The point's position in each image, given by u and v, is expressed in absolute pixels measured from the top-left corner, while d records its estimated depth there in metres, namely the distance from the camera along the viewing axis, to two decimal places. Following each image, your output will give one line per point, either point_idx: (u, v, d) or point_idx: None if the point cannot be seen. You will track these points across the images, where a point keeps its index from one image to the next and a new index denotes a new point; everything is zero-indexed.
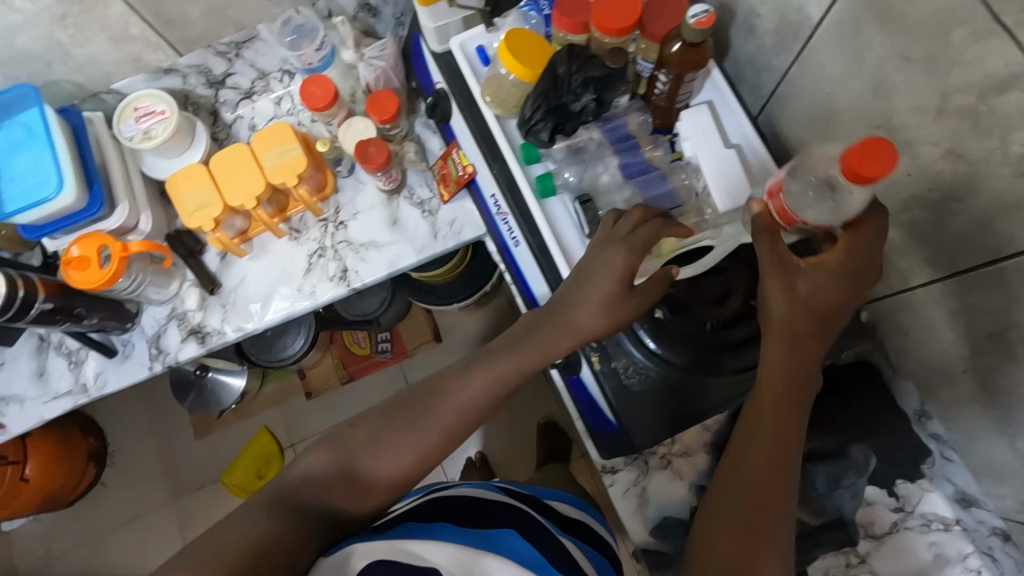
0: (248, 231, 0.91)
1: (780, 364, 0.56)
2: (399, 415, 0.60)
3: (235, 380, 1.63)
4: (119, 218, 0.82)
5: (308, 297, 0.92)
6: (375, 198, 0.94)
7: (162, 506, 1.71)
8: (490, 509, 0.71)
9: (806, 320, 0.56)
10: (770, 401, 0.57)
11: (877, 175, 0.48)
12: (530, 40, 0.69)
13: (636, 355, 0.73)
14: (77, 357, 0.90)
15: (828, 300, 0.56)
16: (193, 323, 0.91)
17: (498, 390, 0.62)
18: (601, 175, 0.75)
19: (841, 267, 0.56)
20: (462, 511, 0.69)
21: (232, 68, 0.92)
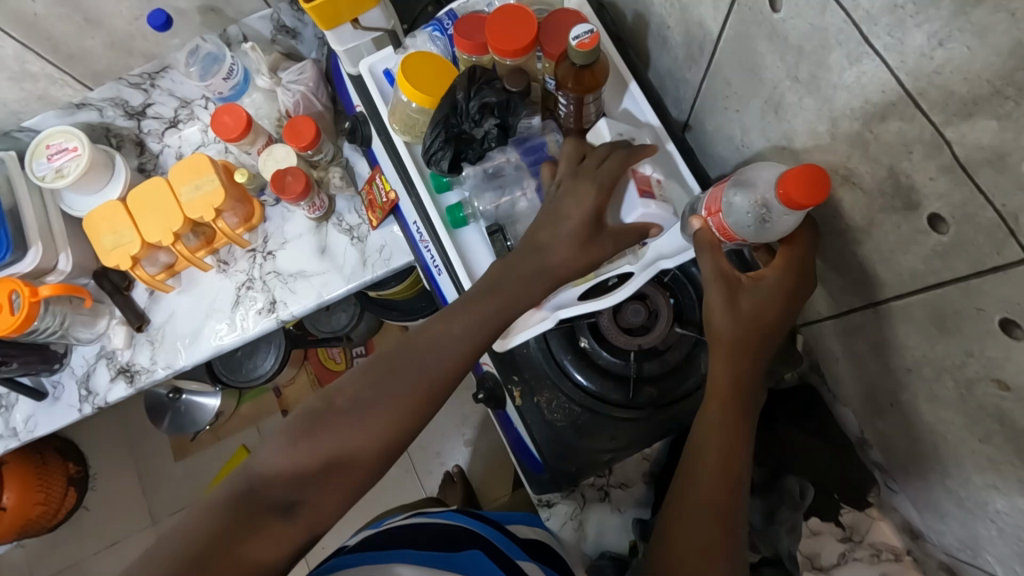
0: (173, 266, 0.89)
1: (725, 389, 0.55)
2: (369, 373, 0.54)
3: (210, 400, 1.60)
4: (32, 261, 0.80)
5: (236, 332, 0.89)
6: (303, 225, 0.91)
7: (142, 529, 1.71)
8: (453, 530, 0.68)
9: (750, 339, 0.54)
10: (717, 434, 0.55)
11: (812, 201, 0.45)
12: (429, 64, 0.66)
13: (561, 385, 0.71)
14: (7, 401, 0.88)
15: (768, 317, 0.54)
16: (122, 362, 0.89)
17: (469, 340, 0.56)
18: (518, 200, 0.70)
19: (782, 285, 0.53)
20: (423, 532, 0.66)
21: (151, 98, 0.89)
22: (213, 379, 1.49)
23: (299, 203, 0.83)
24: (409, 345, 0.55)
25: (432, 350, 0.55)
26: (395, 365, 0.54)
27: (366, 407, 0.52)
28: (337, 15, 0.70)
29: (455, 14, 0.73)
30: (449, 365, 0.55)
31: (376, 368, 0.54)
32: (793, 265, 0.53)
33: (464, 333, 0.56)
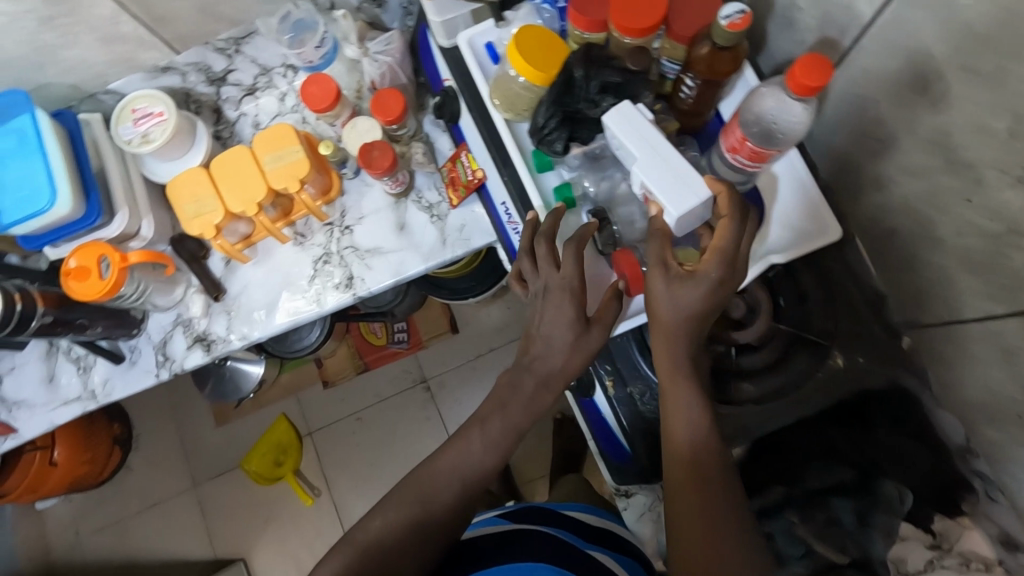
0: (252, 236, 0.88)
1: (669, 363, 0.58)
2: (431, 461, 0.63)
3: (253, 367, 1.60)
4: (119, 226, 0.79)
5: (314, 305, 0.88)
6: (382, 201, 0.89)
7: (184, 491, 1.80)
8: (532, 540, 0.67)
9: (692, 321, 0.57)
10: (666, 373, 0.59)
11: (823, 82, 0.47)
12: (542, 39, 0.64)
13: (654, 380, 0.69)
14: (86, 363, 0.89)
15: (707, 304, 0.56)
16: (198, 330, 0.89)
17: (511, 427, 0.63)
18: (618, 184, 0.69)
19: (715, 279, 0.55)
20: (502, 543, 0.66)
21: (232, 64, 0.89)
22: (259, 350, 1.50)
23: (383, 177, 0.81)
24: (441, 458, 0.63)
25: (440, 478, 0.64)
26: (430, 478, 0.62)
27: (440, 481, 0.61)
28: None
29: None
30: (479, 471, 0.62)
31: (410, 484, 0.61)
32: (728, 254, 0.56)
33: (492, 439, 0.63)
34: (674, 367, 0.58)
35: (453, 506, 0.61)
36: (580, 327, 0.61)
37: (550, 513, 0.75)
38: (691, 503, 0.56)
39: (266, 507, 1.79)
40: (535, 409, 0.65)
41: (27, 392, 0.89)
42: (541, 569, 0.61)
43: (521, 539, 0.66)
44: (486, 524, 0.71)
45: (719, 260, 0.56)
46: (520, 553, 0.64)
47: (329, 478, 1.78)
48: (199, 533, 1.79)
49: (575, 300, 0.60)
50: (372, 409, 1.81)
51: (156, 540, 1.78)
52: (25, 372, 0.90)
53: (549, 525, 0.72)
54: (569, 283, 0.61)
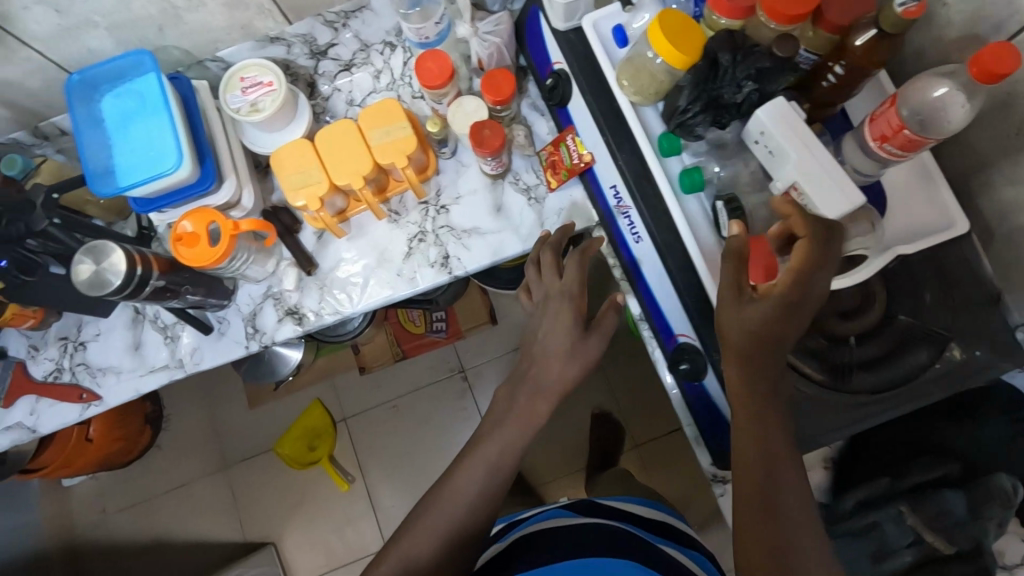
0: (346, 210, 0.88)
1: (740, 389, 0.60)
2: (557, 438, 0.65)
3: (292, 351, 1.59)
4: (226, 193, 0.79)
5: (407, 283, 0.88)
6: (478, 181, 0.90)
7: (213, 473, 1.80)
8: (581, 532, 0.73)
9: (763, 343, 0.58)
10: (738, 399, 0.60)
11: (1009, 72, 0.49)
12: (688, 21, 0.64)
13: None
14: (173, 332, 0.89)
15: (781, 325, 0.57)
16: (289, 304, 0.89)
17: None
18: (741, 171, 0.70)
19: (783, 300, 0.56)
20: (555, 544, 0.71)
21: (337, 38, 0.89)
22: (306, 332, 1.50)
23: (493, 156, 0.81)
24: None
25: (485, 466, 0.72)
26: None
27: None
28: None
29: None
30: None
31: None
32: (802, 273, 0.56)
33: None
34: (741, 389, 0.60)
35: None
36: (579, 334, 0.75)
37: (608, 505, 0.82)
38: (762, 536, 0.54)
39: (297, 492, 1.79)
40: None
41: (113, 359, 0.89)
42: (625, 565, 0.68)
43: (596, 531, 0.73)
44: (556, 513, 0.79)
45: (792, 282, 0.56)
46: (603, 543, 0.71)
47: (363, 465, 1.79)
48: (226, 516, 1.78)
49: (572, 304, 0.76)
50: (407, 397, 1.81)
51: (184, 521, 1.78)
52: (112, 339, 0.89)
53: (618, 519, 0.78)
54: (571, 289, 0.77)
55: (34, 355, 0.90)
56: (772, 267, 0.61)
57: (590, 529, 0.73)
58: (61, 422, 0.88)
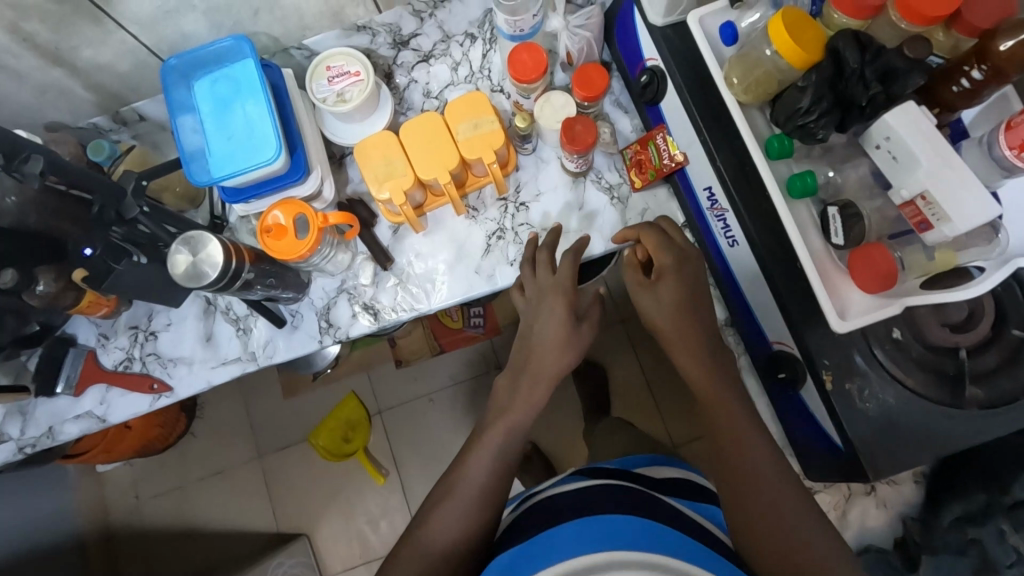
0: (424, 204, 0.86)
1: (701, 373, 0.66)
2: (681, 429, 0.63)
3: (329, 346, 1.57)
4: (313, 185, 0.77)
5: (485, 281, 0.86)
6: (559, 178, 0.88)
7: (247, 461, 1.80)
8: (579, 495, 0.67)
9: (681, 306, 0.69)
10: (704, 382, 0.66)
11: None
12: (807, 18, 0.62)
13: (873, 376, 0.68)
14: (246, 324, 0.88)
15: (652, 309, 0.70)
16: (365, 298, 0.87)
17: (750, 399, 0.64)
18: (850, 177, 0.68)
19: (671, 264, 0.70)
20: (541, 514, 0.66)
21: (420, 29, 0.87)
22: None
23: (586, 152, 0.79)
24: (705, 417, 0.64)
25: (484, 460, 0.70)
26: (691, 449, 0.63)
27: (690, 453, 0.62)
28: None
29: None
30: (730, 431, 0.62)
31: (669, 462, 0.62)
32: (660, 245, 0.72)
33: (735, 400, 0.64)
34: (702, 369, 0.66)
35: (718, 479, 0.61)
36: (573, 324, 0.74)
37: (615, 471, 0.73)
38: (728, 483, 0.61)
39: (331, 482, 1.78)
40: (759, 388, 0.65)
41: (185, 349, 0.88)
42: (634, 518, 0.61)
43: (601, 490, 0.67)
44: (568, 478, 0.72)
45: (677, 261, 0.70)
46: (614, 500, 0.64)
47: (398, 458, 1.78)
48: (259, 505, 1.78)
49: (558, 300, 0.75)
50: (444, 391, 1.81)
51: (217, 509, 1.78)
52: (184, 329, 0.88)
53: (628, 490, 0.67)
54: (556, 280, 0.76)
55: (104, 343, 0.88)
56: (891, 271, 0.63)
57: (597, 491, 0.66)
58: (133, 412, 0.87)
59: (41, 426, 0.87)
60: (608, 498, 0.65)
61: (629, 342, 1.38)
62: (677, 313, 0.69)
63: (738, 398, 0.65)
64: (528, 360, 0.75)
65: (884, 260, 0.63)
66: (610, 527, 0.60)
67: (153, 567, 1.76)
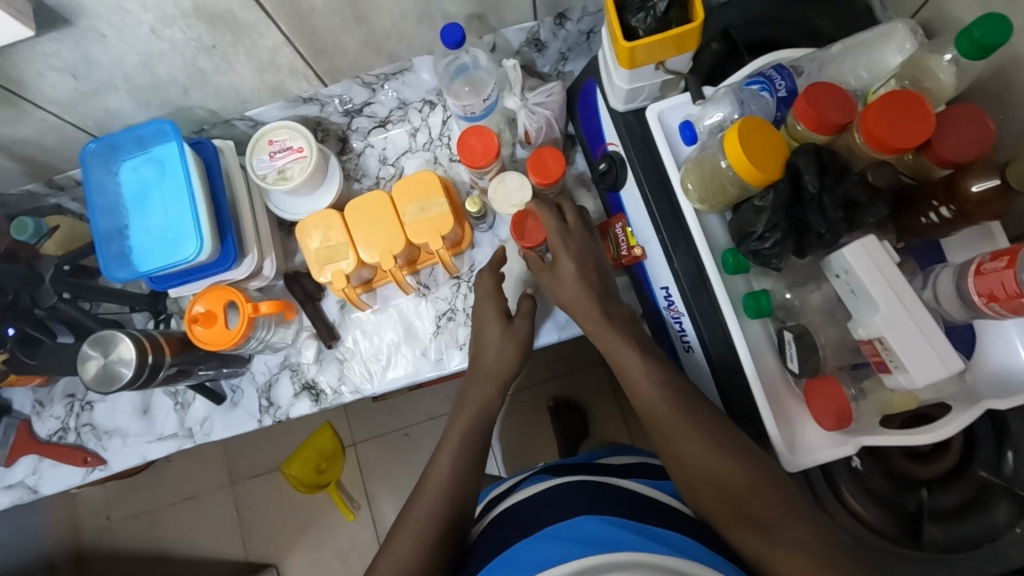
0: (372, 281, 0.82)
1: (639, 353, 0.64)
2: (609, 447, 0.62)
3: None
4: (248, 268, 0.73)
5: (432, 364, 0.82)
6: (516, 259, 0.84)
7: (219, 488, 1.78)
8: (551, 493, 0.61)
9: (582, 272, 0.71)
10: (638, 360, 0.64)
11: None
12: (769, 129, 0.57)
13: (828, 509, 0.64)
14: (183, 399, 0.84)
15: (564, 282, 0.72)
16: (307, 377, 0.83)
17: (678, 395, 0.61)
18: (812, 296, 0.63)
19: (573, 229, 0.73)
20: (511, 522, 0.60)
21: (373, 98, 0.81)
22: None
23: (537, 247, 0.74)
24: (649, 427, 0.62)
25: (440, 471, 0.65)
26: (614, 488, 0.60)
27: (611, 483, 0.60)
28: (635, 57, 0.61)
29: (786, 71, 0.63)
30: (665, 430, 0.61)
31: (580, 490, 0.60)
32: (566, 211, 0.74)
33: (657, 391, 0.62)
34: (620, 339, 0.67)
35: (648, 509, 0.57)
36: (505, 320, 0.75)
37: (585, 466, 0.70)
38: (704, 479, 0.56)
39: (302, 512, 1.76)
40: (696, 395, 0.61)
41: (120, 423, 0.85)
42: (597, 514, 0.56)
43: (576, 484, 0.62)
44: (536, 480, 0.68)
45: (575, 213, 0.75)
46: (580, 494, 0.60)
47: (370, 492, 1.75)
48: (228, 533, 1.76)
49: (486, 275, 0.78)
50: (421, 425, 1.78)
51: (187, 535, 1.77)
52: (119, 402, 0.85)
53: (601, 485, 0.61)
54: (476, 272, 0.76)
55: (40, 412, 0.86)
56: (841, 412, 0.58)
57: (562, 486, 0.62)
58: (63, 485, 0.84)
59: None
60: (568, 493, 0.60)
61: (603, 398, 1.33)
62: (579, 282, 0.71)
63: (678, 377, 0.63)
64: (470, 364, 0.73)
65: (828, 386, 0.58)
66: (586, 530, 0.54)
67: None
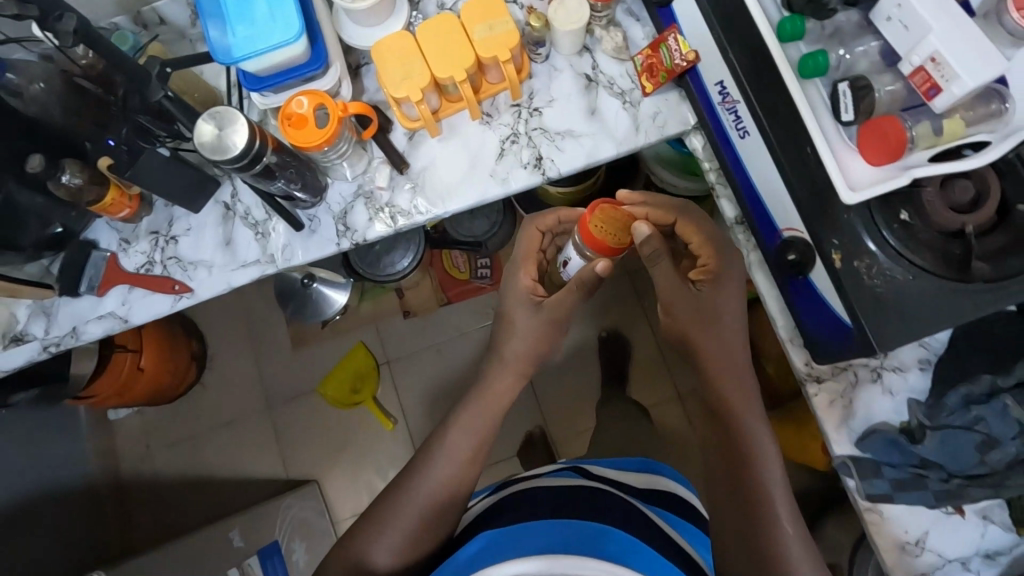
0: (439, 110, 0.88)
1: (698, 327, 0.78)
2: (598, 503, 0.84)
3: (337, 295, 1.70)
4: (331, 80, 0.79)
5: (499, 184, 0.88)
6: (571, 86, 0.89)
7: (257, 412, 1.83)
8: (564, 495, 0.86)
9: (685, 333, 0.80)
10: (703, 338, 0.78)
11: None
12: None
13: (881, 255, 0.70)
14: (264, 228, 0.89)
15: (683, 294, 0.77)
16: (381, 202, 0.89)
17: (737, 431, 0.77)
18: (859, 57, 0.70)
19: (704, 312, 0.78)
20: (532, 502, 0.85)
21: None
22: (348, 272, 1.66)
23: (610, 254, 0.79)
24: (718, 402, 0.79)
25: (472, 411, 0.88)
26: (596, 505, 0.84)
27: (592, 500, 0.85)
28: None
29: None
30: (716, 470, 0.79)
31: (578, 503, 0.84)
32: (713, 239, 0.80)
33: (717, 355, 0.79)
34: (696, 318, 0.78)
35: (617, 503, 0.85)
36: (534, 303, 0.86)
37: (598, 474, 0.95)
38: (731, 535, 0.74)
39: (341, 431, 1.81)
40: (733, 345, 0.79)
41: (204, 254, 0.89)
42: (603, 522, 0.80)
43: (587, 490, 0.88)
44: (565, 473, 0.94)
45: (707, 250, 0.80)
46: (600, 504, 0.85)
47: (405, 406, 1.82)
48: (268, 454, 1.80)
49: (528, 270, 0.88)
50: (452, 341, 1.85)
51: (228, 458, 1.81)
52: (203, 234, 0.90)
53: (605, 493, 0.88)
54: (520, 269, 0.88)
55: (125, 248, 0.90)
56: (901, 140, 0.64)
57: (590, 492, 0.87)
58: (154, 314, 0.89)
59: (66, 327, 0.89)
60: (583, 511, 0.82)
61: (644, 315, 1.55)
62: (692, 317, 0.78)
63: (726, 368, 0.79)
64: (518, 350, 0.87)
65: (886, 120, 0.64)
66: (580, 533, 0.77)
67: (165, 514, 1.78)
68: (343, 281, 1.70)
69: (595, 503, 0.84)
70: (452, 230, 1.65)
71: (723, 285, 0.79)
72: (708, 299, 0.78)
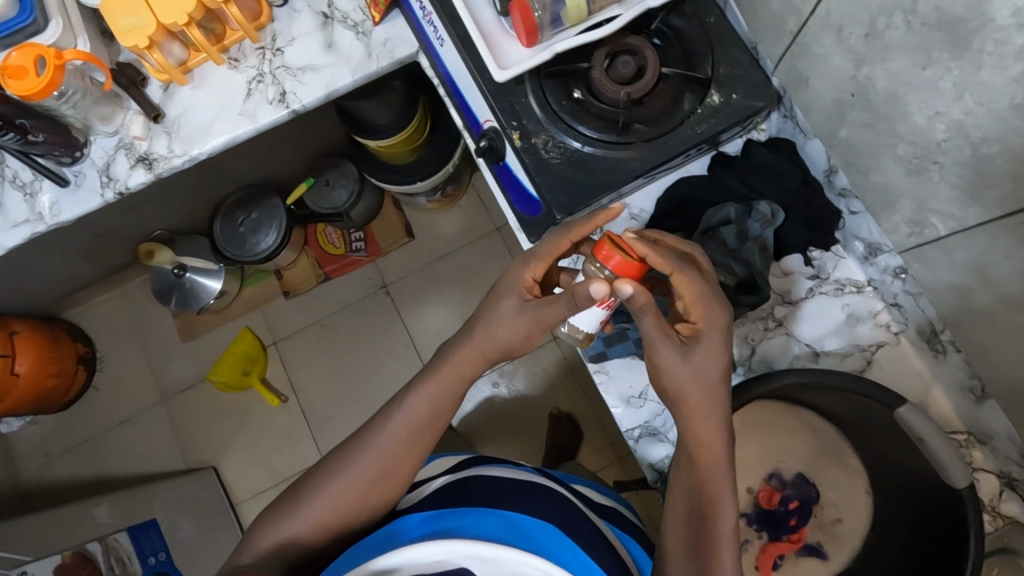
0: (188, 61, 0.93)
1: (690, 384, 0.68)
2: (539, 492, 0.74)
3: (212, 282, 1.74)
4: (54, 33, 0.85)
5: (249, 120, 0.93)
6: (309, 24, 0.95)
7: (151, 408, 1.83)
8: (518, 489, 0.74)
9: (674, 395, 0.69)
10: (688, 391, 0.68)
11: None
12: None
13: (556, 131, 0.78)
14: (32, 189, 0.93)
15: (665, 354, 0.68)
16: (140, 151, 0.94)
17: (711, 470, 0.68)
18: None
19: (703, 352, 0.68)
20: (479, 495, 0.72)
21: None
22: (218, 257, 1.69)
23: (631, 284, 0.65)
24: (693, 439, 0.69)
25: (434, 400, 0.76)
26: (540, 500, 0.73)
27: (546, 494, 0.74)
28: None
29: None
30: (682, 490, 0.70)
31: (515, 496, 0.73)
32: (698, 299, 0.69)
33: (687, 389, 0.69)
34: (673, 372, 0.68)
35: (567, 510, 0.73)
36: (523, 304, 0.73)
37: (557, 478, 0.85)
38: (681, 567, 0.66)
39: (232, 416, 1.81)
40: (716, 412, 0.68)
41: None
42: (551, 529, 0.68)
43: (534, 489, 0.74)
44: (518, 466, 0.80)
45: (700, 306, 0.68)
46: (562, 517, 0.72)
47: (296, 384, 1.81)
48: (166, 448, 1.81)
49: (537, 270, 0.73)
50: (338, 315, 1.83)
51: (128, 459, 1.79)
52: None
53: (562, 503, 0.74)
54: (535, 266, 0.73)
55: None
56: (530, 21, 0.71)
57: (536, 490, 0.74)
58: None
59: None
60: (534, 503, 0.72)
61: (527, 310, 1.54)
62: (697, 389, 0.68)
63: (711, 413, 0.69)
64: (496, 341, 0.74)
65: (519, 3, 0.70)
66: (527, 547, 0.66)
67: None
68: (217, 267, 1.72)
69: (561, 525, 0.70)
70: (312, 205, 1.66)
71: (707, 346, 0.68)
72: (706, 372, 0.68)
